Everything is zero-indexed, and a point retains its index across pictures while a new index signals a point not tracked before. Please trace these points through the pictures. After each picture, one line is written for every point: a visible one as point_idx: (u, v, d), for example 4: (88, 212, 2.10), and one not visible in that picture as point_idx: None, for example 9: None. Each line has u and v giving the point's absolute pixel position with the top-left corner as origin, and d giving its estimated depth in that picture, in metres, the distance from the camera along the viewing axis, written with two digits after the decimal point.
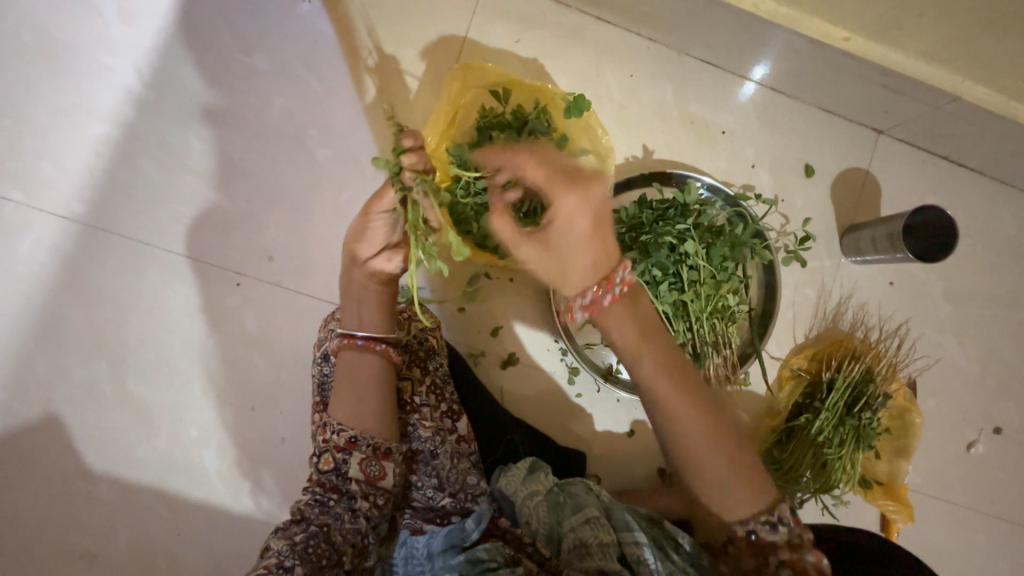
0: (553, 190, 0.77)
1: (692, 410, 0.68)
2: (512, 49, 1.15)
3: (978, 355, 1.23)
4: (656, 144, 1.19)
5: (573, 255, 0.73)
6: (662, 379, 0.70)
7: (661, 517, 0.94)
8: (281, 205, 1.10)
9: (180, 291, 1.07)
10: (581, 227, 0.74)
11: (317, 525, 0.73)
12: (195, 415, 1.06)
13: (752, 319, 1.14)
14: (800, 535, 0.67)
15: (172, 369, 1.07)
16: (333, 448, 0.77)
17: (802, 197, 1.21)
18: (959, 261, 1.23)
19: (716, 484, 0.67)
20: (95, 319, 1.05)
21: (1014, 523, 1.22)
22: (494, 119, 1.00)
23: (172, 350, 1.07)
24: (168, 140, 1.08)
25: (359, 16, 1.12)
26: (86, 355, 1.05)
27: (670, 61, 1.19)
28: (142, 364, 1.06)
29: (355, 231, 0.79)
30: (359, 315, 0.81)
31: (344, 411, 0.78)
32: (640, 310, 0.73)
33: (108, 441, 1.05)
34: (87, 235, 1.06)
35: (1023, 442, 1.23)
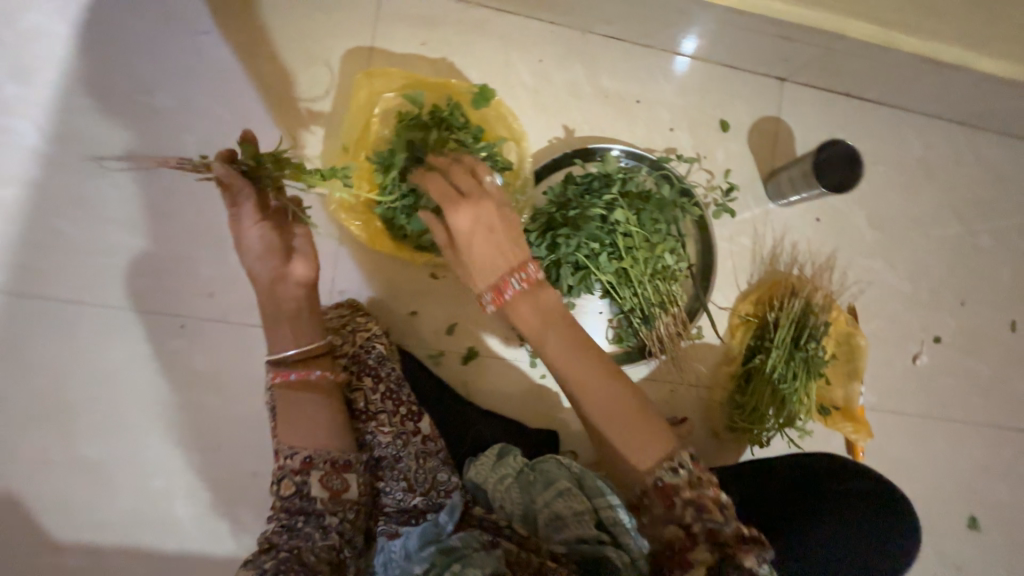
0: (449, 203, 0.84)
1: (592, 377, 0.82)
2: (420, 52, 1.17)
3: (909, 273, 1.29)
4: (575, 122, 1.23)
5: (483, 266, 0.85)
6: (569, 360, 0.83)
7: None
8: (214, 241, 1.09)
9: (120, 343, 1.05)
10: (476, 235, 0.84)
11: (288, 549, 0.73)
12: (158, 466, 1.04)
13: (695, 275, 1.20)
14: (699, 475, 0.77)
15: (126, 423, 1.04)
16: (290, 472, 0.77)
17: (722, 151, 1.26)
18: (876, 188, 1.30)
19: (623, 436, 0.80)
20: (35, 387, 1.02)
21: (965, 422, 1.30)
22: (412, 121, 1.02)
23: (125, 404, 1.04)
24: (83, 194, 1.06)
25: (262, 42, 1.12)
26: (31, 425, 1.01)
27: (574, 41, 1.23)
28: (94, 425, 1.03)
29: (256, 247, 0.83)
30: (292, 335, 0.83)
31: (293, 434, 0.79)
32: (540, 301, 0.85)
33: (69, 509, 1.01)
34: (12, 303, 1.03)
35: (962, 346, 1.30)
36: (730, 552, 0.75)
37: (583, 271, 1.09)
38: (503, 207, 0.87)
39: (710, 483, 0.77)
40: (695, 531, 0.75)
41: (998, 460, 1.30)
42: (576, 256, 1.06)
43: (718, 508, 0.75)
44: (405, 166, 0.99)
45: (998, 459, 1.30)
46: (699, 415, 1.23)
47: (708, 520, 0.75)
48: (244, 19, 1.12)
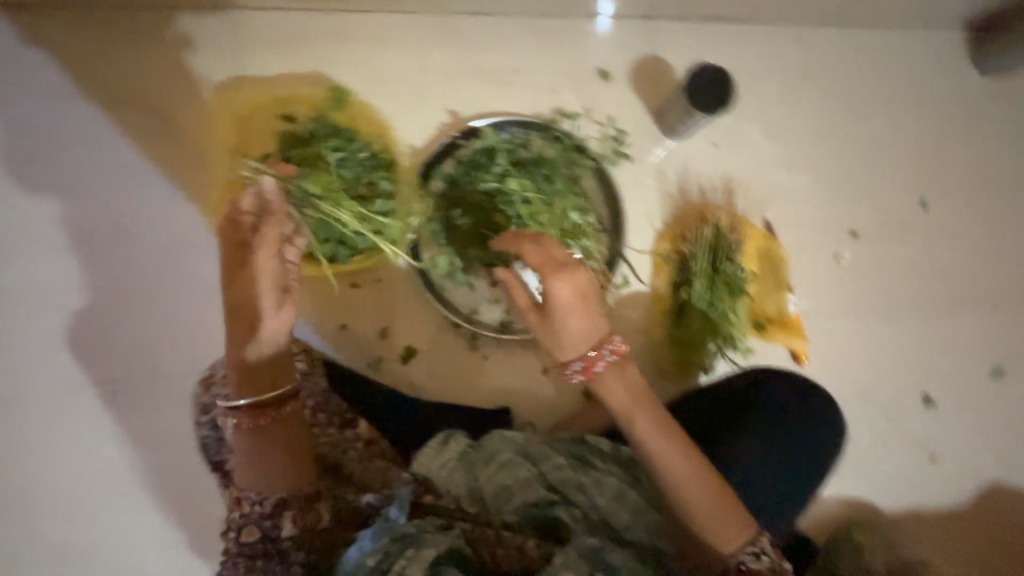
0: (551, 271, 0.82)
1: (679, 459, 0.83)
2: (289, 70, 1.18)
3: (813, 176, 1.33)
4: (459, 104, 1.24)
5: (569, 336, 0.85)
6: (631, 398, 0.85)
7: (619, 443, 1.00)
8: (145, 301, 1.15)
9: (87, 413, 1.13)
10: (574, 309, 0.84)
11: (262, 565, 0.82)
12: (152, 511, 1.14)
13: (606, 226, 1.22)
14: (778, 560, 0.85)
15: (113, 480, 1.14)
16: (257, 518, 0.81)
17: (607, 100, 1.28)
18: (764, 102, 1.32)
19: (713, 520, 0.83)
20: (23, 469, 1.12)
21: (901, 306, 1.33)
22: (286, 139, 1.03)
23: (107, 465, 1.13)
24: (15, 286, 1.13)
25: (138, 102, 1.16)
26: (30, 502, 1.12)
27: (439, 25, 1.24)
28: (84, 489, 1.13)
29: (246, 281, 0.83)
30: (259, 387, 0.85)
31: (262, 480, 0.82)
32: (628, 375, 0.86)
33: (86, 564, 1.13)
34: None
35: (880, 234, 1.34)
36: None
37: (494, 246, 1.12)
38: (592, 275, 0.87)
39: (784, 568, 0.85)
40: None
41: (940, 334, 1.34)
42: (483, 232, 1.09)
43: None
44: None
45: (939, 333, 1.34)
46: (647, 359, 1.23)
47: None
48: (118, 84, 1.16)
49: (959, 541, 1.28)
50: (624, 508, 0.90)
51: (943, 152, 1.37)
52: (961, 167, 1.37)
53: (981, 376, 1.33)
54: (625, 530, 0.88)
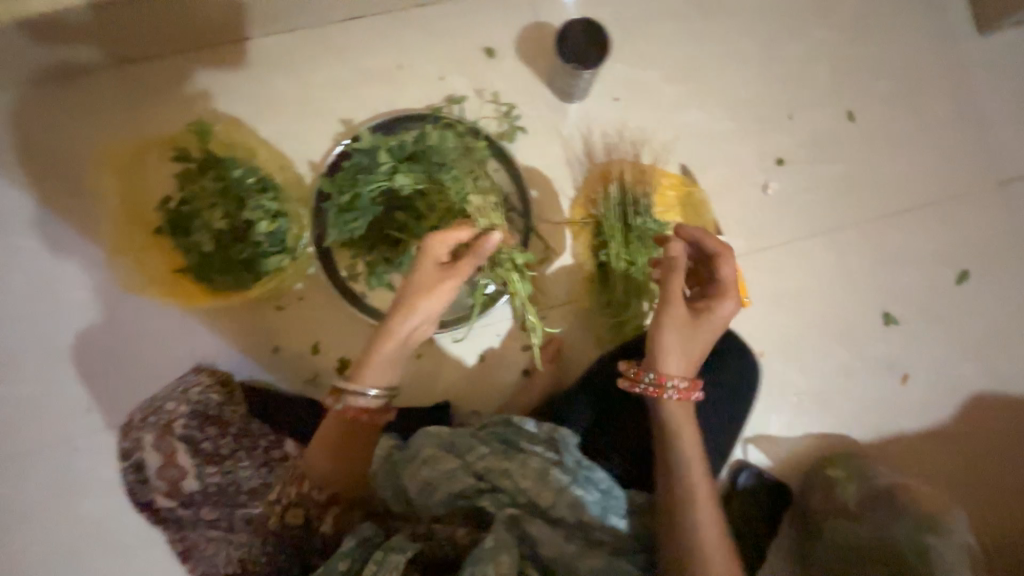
0: (726, 288, 0.93)
1: (707, 499, 0.82)
2: (178, 109, 1.19)
3: (727, 111, 1.28)
4: (350, 111, 1.24)
5: (690, 343, 0.88)
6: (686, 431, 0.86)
7: (556, 426, 0.95)
8: (63, 361, 1.13)
9: (26, 486, 1.11)
10: (710, 334, 0.90)
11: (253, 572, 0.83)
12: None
13: (513, 204, 1.21)
14: None
15: (59, 553, 1.10)
16: (310, 501, 0.84)
17: (499, 77, 1.25)
18: (660, 47, 1.29)
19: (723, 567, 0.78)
20: None
21: (841, 228, 1.27)
22: (181, 177, 1.04)
23: (54, 537, 1.10)
24: None
25: (32, 164, 1.15)
26: None
27: (317, 37, 1.24)
28: (31, 564, 1.10)
29: (425, 278, 0.89)
30: (381, 371, 0.87)
31: (333, 467, 0.85)
32: (693, 412, 0.89)
33: None
34: None
35: (807, 158, 1.28)
36: None
37: (401, 243, 1.12)
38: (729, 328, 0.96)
39: None
40: None
41: (891, 249, 1.27)
42: (388, 232, 1.11)
43: None
44: (184, 221, 1.03)
45: (889, 249, 1.27)
46: (584, 329, 1.21)
47: None
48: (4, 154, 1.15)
49: (948, 463, 1.21)
50: (547, 487, 0.87)
51: (858, 62, 1.31)
52: (880, 74, 1.31)
53: (943, 285, 1.26)
54: (551, 509, 0.86)
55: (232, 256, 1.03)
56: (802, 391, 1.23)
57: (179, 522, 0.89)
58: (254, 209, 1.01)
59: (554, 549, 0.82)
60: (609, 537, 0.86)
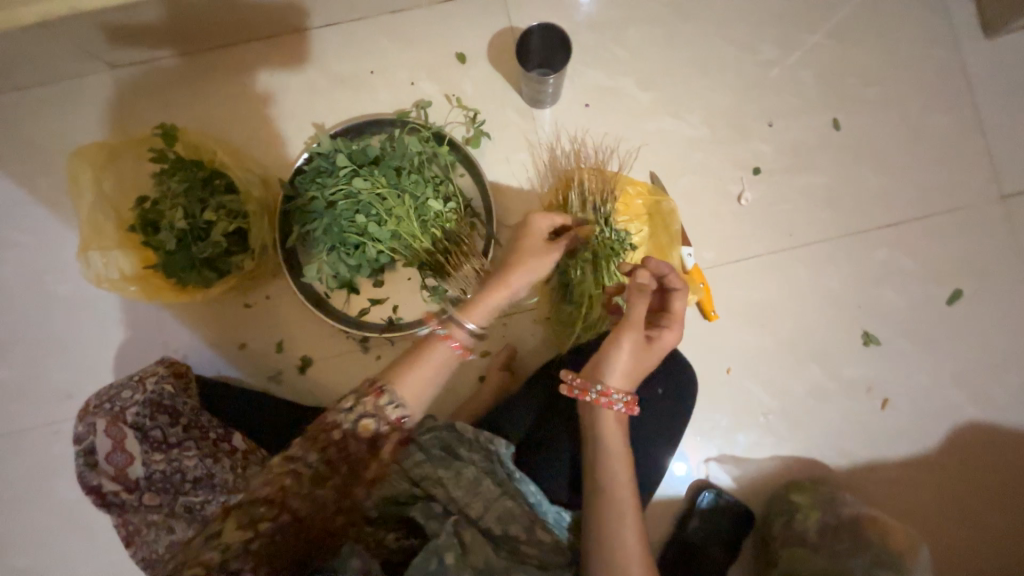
0: (675, 319, 0.92)
1: (633, 515, 0.81)
2: (166, 115, 1.27)
3: (702, 117, 1.23)
4: (323, 116, 1.27)
5: (642, 368, 0.88)
6: (620, 451, 0.83)
7: (495, 436, 0.94)
8: (55, 348, 1.22)
9: (18, 464, 1.21)
10: (652, 359, 0.89)
11: (284, 513, 0.71)
12: (82, 553, 1.19)
13: (477, 211, 1.21)
14: None
15: (45, 527, 1.19)
16: (380, 418, 0.79)
17: (468, 82, 1.26)
18: (634, 51, 1.25)
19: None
20: None
21: (823, 241, 1.20)
22: (160, 176, 1.08)
23: (40, 513, 1.20)
24: None
25: (37, 167, 1.26)
26: None
27: (293, 43, 1.28)
28: (22, 536, 1.20)
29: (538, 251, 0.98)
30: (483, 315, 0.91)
31: (413, 392, 0.82)
32: (626, 427, 0.87)
33: None
34: None
35: (787, 167, 1.22)
36: None
37: (361, 247, 1.10)
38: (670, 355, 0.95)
39: None
40: None
41: (874, 265, 1.19)
42: (347, 234, 1.08)
43: None
44: (154, 219, 1.07)
45: (874, 265, 1.19)
46: (541, 337, 1.21)
47: None
48: (14, 155, 1.26)
49: (926, 494, 1.14)
50: (476, 495, 0.87)
51: (847, 66, 1.24)
52: (871, 79, 1.24)
53: (931, 304, 1.18)
54: (479, 520, 0.86)
55: (193, 253, 1.04)
56: (771, 411, 1.17)
57: (123, 507, 0.92)
58: (214, 208, 1.06)
59: (482, 560, 0.80)
60: (536, 550, 0.85)
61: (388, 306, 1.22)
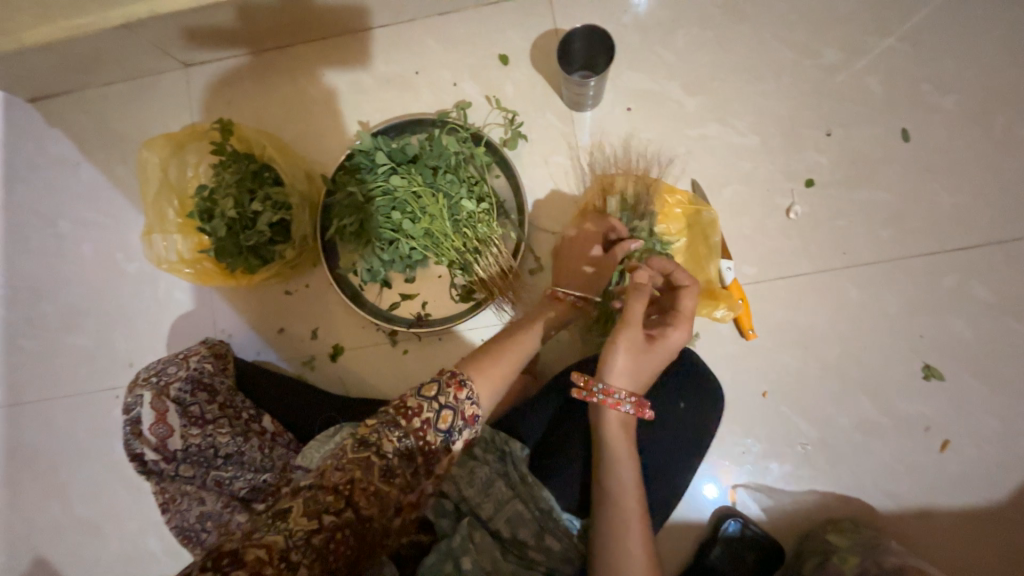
0: (682, 319, 0.90)
1: (639, 523, 0.78)
2: (228, 110, 1.36)
3: (752, 124, 1.17)
4: (368, 114, 1.31)
5: (647, 367, 0.85)
6: (626, 456, 0.81)
7: (509, 438, 0.94)
8: (121, 320, 1.34)
9: (83, 422, 1.33)
10: (659, 359, 0.86)
11: (349, 506, 0.66)
12: (131, 509, 1.30)
13: (510, 213, 1.21)
14: None
15: (101, 482, 1.32)
16: (459, 415, 0.78)
17: (510, 84, 1.26)
18: (683, 54, 1.20)
19: None
20: (39, 471, 1.34)
21: (882, 262, 1.10)
22: (217, 166, 1.15)
23: (98, 468, 1.32)
24: (32, 316, 1.38)
25: (116, 154, 1.39)
26: (44, 500, 1.33)
27: (345, 44, 1.33)
28: (82, 487, 1.32)
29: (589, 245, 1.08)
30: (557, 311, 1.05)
31: (487, 389, 0.84)
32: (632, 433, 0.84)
33: (80, 560, 1.31)
34: (11, 412, 1.36)
35: (845, 180, 1.13)
36: None
37: (395, 242, 1.13)
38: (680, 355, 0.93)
39: None
40: None
41: (941, 292, 1.08)
42: (382, 229, 1.11)
43: None
44: (210, 207, 1.14)
45: (940, 291, 1.08)
46: (567, 344, 1.19)
47: None
48: (98, 143, 1.40)
49: (985, 551, 1.02)
50: (489, 497, 0.87)
51: (922, 73, 1.14)
52: (949, 88, 1.13)
53: (1006, 339, 1.06)
54: (490, 521, 0.85)
55: (241, 241, 1.11)
56: (810, 441, 1.08)
57: (163, 477, 1.00)
58: (262, 199, 1.12)
59: (490, 561, 0.80)
60: (542, 557, 0.85)
61: (417, 303, 1.24)
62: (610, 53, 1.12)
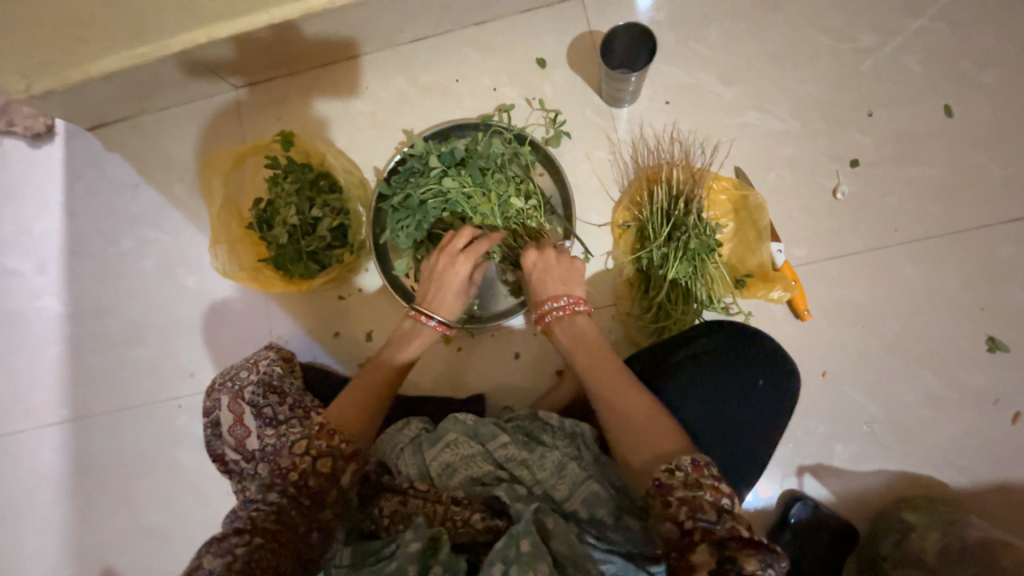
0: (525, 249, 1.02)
1: (614, 382, 0.84)
2: (278, 126, 1.42)
3: (792, 110, 1.19)
4: (413, 123, 1.36)
5: (546, 280, 0.96)
6: (580, 345, 0.90)
7: (578, 423, 0.95)
8: (182, 331, 1.39)
9: (148, 432, 1.38)
10: (537, 274, 0.98)
11: (258, 537, 0.74)
12: (196, 515, 1.33)
13: (556, 208, 1.23)
14: (697, 478, 0.71)
15: (166, 489, 1.35)
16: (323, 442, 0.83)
17: (548, 85, 1.30)
18: (718, 46, 1.24)
19: (637, 439, 0.79)
20: (107, 481, 1.38)
21: (934, 236, 1.10)
22: (273, 176, 1.20)
23: (162, 476, 1.36)
24: (96, 331, 1.43)
25: (172, 174, 1.45)
26: (111, 510, 1.37)
27: (388, 57, 1.39)
28: (148, 496, 1.36)
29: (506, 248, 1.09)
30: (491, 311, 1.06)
31: (344, 413, 0.88)
32: (584, 336, 0.91)
33: (148, 568, 1.34)
34: (77, 426, 1.40)
35: (890, 158, 1.14)
36: (730, 552, 0.66)
37: None
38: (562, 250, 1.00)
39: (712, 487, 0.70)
40: (692, 530, 0.68)
41: (999, 263, 1.08)
42: None
43: (714, 509, 0.68)
44: (269, 217, 1.19)
45: (996, 262, 1.08)
46: (619, 333, 1.22)
47: (700, 518, 0.68)
48: (155, 164, 1.47)
49: None
50: (564, 481, 0.87)
51: (960, 49, 1.15)
52: (989, 62, 1.14)
53: None
54: (566, 502, 0.86)
55: (300, 246, 1.15)
56: (876, 420, 1.08)
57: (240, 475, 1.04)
58: (321, 205, 1.17)
59: (565, 545, 0.77)
60: (621, 540, 0.83)
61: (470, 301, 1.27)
62: (652, 51, 1.16)
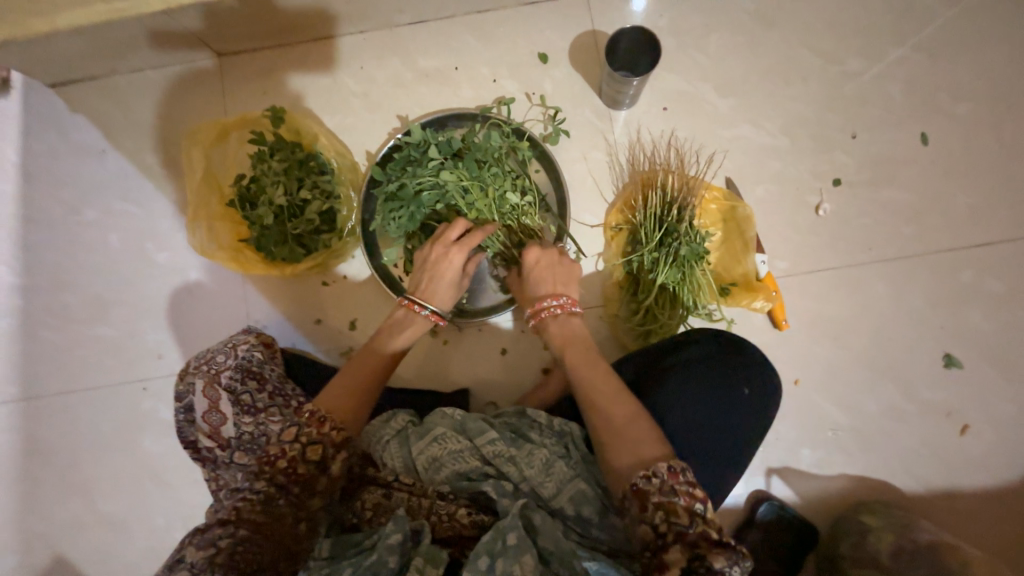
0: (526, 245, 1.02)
1: (597, 380, 0.86)
2: (264, 100, 1.35)
3: (782, 126, 1.23)
4: (408, 108, 1.33)
5: (544, 278, 0.98)
6: (571, 342, 0.92)
7: (568, 422, 0.96)
8: (150, 311, 1.32)
9: (108, 415, 1.30)
10: (536, 271, 0.99)
11: (242, 526, 0.74)
12: (159, 503, 1.28)
13: (551, 206, 1.23)
14: (672, 484, 0.72)
15: (126, 476, 1.28)
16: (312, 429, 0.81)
17: (548, 82, 1.29)
18: (717, 57, 1.26)
19: (614, 441, 0.79)
20: (60, 466, 1.29)
21: (904, 257, 1.17)
22: (260, 152, 1.15)
23: (123, 462, 1.29)
24: (52, 306, 1.34)
25: (145, 142, 1.36)
26: (63, 497, 1.29)
27: (384, 38, 1.34)
28: (106, 483, 1.28)
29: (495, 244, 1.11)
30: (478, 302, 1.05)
31: (332, 401, 0.86)
32: (576, 334, 0.93)
33: (103, 558, 1.27)
34: (28, 407, 1.31)
35: (869, 180, 1.20)
36: (700, 555, 0.68)
37: None
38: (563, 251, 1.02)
39: (688, 493, 0.72)
40: (665, 533, 0.70)
41: (960, 286, 1.16)
42: None
43: (685, 513, 0.70)
44: (253, 196, 1.14)
45: (957, 285, 1.16)
46: (605, 333, 1.23)
47: (675, 522, 0.70)
48: (126, 130, 1.37)
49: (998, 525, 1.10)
50: (551, 478, 0.88)
51: (938, 81, 1.22)
52: (963, 96, 1.21)
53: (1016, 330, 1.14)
54: (552, 500, 0.87)
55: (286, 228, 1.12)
56: (841, 427, 1.14)
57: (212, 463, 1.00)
58: (310, 187, 1.13)
59: (551, 542, 0.79)
60: (605, 537, 0.86)
61: None
62: (655, 56, 1.15)
